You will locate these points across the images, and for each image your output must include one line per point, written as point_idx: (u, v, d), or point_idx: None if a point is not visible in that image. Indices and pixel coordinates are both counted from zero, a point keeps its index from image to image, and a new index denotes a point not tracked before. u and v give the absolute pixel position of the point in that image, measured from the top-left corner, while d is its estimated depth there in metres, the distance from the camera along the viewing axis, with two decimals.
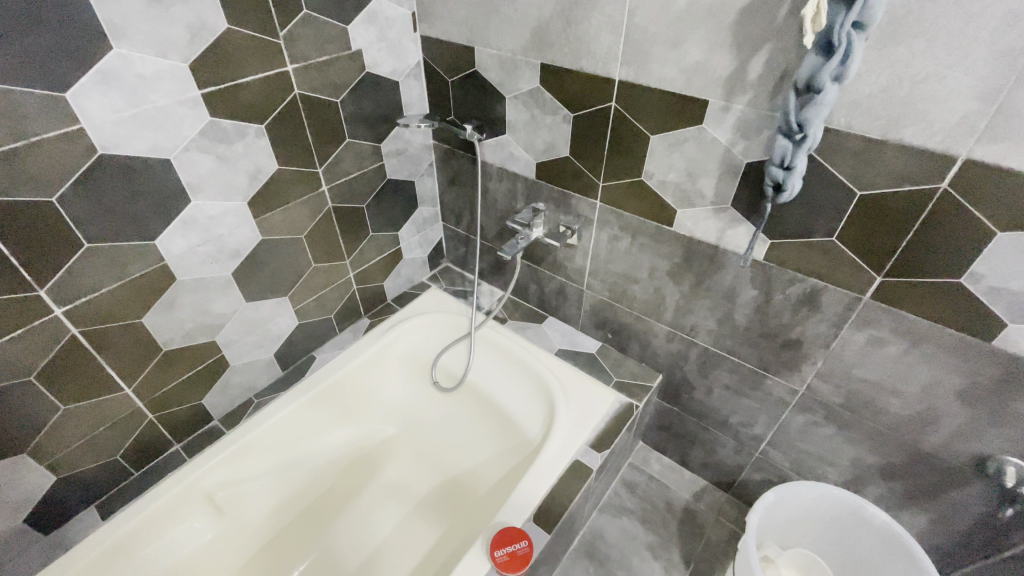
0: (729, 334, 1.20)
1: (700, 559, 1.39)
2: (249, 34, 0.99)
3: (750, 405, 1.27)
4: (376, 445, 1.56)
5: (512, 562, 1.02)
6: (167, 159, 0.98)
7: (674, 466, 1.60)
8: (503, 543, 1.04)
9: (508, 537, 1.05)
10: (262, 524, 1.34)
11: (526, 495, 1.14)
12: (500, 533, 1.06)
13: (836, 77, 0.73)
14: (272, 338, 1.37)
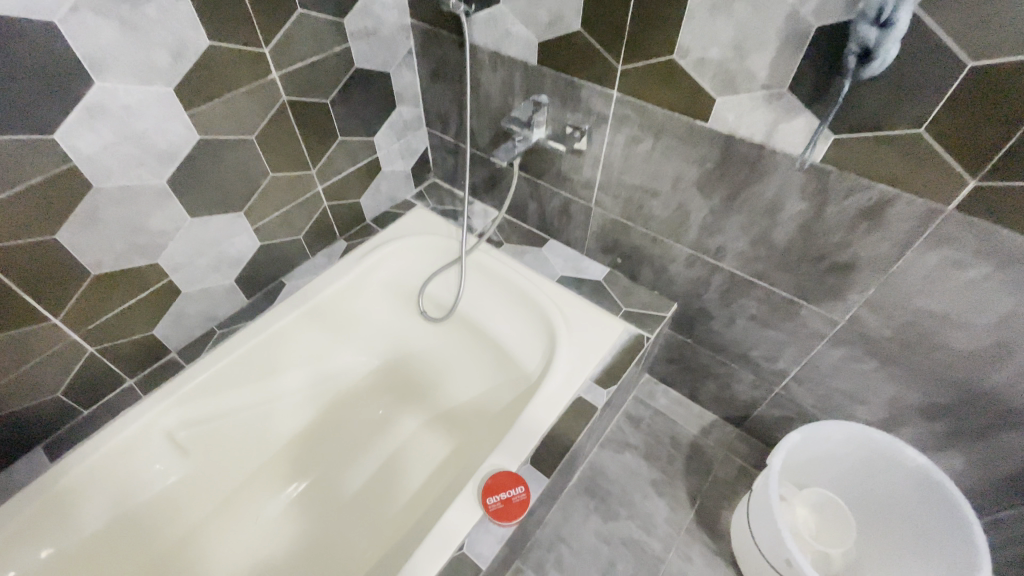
0: (763, 256, 1.02)
1: (708, 496, 1.29)
2: None
3: (778, 338, 1.12)
4: (360, 378, 1.43)
5: (507, 509, 0.91)
6: (54, 23, 0.74)
7: (681, 399, 1.46)
8: (496, 488, 0.93)
9: (502, 482, 0.94)
10: (236, 463, 1.22)
11: (524, 436, 1.01)
12: (493, 476, 0.94)
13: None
14: (229, 261, 1.18)
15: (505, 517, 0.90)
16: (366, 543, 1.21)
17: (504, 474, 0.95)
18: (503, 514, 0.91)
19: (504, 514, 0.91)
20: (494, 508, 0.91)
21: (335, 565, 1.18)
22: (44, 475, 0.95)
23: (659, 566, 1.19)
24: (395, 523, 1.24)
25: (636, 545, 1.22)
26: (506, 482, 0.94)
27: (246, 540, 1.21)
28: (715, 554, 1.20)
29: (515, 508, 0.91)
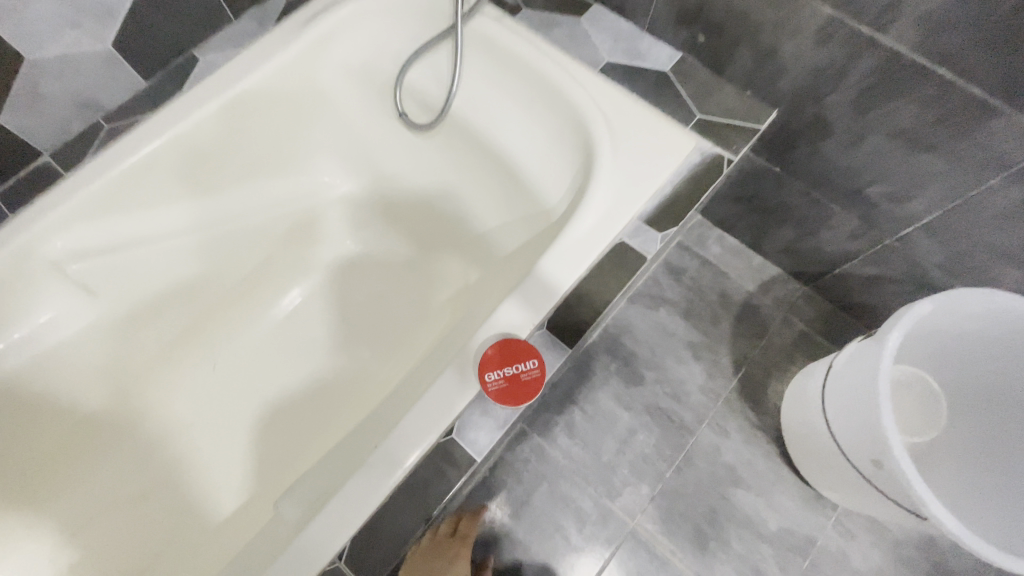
0: (969, 17, 0.60)
1: (758, 364, 1.03)
2: None
3: (929, 166, 0.75)
4: (327, 206, 1.09)
5: (513, 391, 0.67)
6: None
7: (739, 248, 1.12)
8: (503, 361, 0.67)
9: (513, 353, 0.67)
10: (175, 304, 0.98)
11: (548, 289, 0.71)
12: (500, 343, 0.67)
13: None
14: (92, 8, 0.75)
15: (513, 399, 0.67)
16: (345, 401, 1.01)
17: (517, 343, 0.68)
18: (507, 397, 0.67)
19: (508, 396, 0.67)
20: (496, 386, 0.66)
21: (310, 423, 1.00)
22: None
23: (687, 440, 0.98)
24: (379, 380, 1.02)
25: (663, 415, 0.99)
26: (519, 356, 0.68)
27: (195, 393, 1.00)
28: (757, 430, 0.98)
29: (524, 391, 0.67)
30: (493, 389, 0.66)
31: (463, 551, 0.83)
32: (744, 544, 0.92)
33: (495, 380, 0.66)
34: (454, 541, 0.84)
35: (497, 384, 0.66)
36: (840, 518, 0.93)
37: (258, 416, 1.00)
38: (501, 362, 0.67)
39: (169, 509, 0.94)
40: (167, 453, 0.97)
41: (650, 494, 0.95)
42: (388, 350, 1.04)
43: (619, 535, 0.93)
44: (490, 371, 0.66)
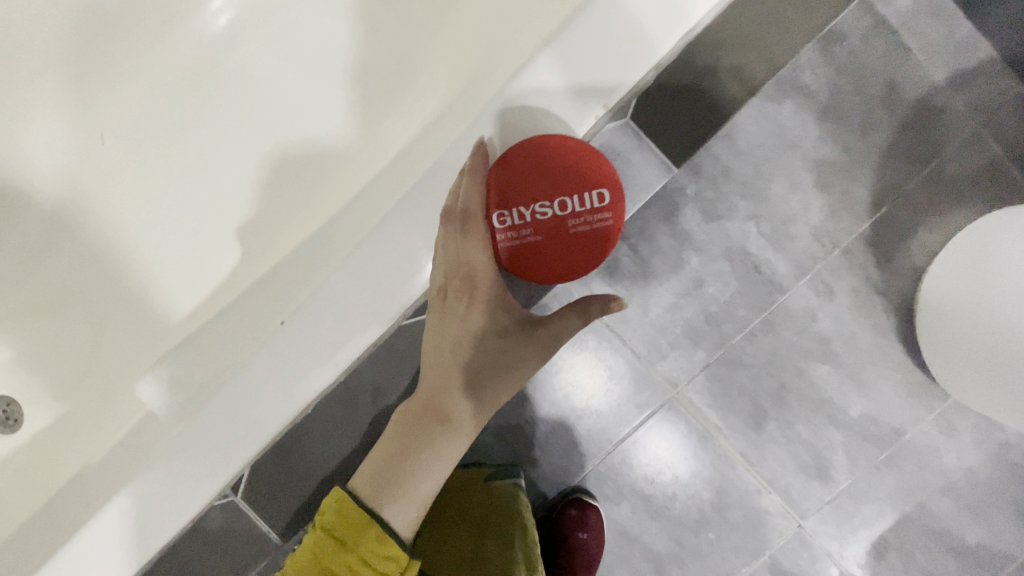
0: None
1: (909, 203, 0.69)
2: None
3: None
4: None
5: (526, 252, 0.47)
6: None
7: (943, 6, 0.68)
8: (525, 190, 0.45)
9: (543, 181, 0.44)
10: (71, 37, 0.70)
11: (650, 37, 0.40)
12: (524, 148, 0.43)
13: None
14: None
15: (540, 265, 0.47)
16: (310, 199, 0.72)
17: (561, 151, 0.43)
18: (516, 258, 0.47)
19: (525, 251, 0.47)
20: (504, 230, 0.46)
21: (267, 220, 0.73)
22: None
23: (774, 300, 0.69)
24: (359, 173, 0.71)
25: (748, 263, 0.69)
26: (553, 187, 0.45)
27: (109, 175, 0.74)
28: (877, 296, 0.69)
29: (544, 254, 0.47)
30: (505, 236, 0.46)
31: (481, 296, 0.48)
32: (812, 429, 0.72)
33: (503, 223, 0.46)
34: (459, 286, 0.47)
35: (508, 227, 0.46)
36: (946, 411, 0.72)
37: (187, 218, 0.73)
38: (521, 189, 0.45)
39: (95, 308, 0.73)
40: (70, 254, 0.73)
41: (703, 361, 0.71)
42: (371, 132, 0.72)
43: (654, 403, 0.73)
44: (500, 204, 0.45)
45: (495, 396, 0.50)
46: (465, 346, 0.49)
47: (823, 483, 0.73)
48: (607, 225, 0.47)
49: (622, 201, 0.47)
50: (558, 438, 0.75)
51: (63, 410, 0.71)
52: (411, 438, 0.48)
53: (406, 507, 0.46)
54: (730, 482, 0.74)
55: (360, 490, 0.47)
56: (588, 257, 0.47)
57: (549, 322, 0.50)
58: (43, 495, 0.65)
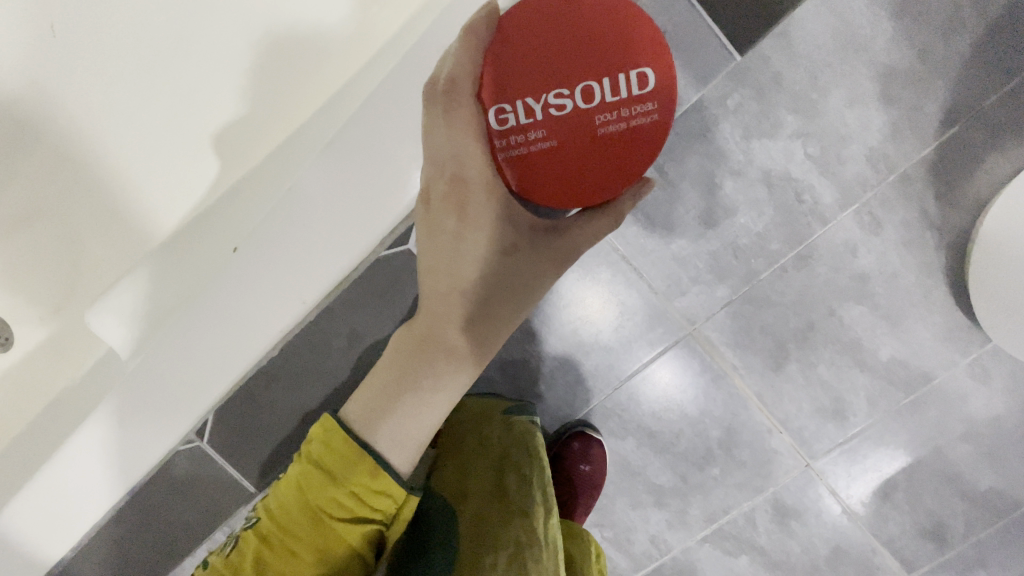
0: None
1: (987, 124, 0.59)
2: None
3: None
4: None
5: (540, 159, 0.38)
6: None
7: None
8: (536, 73, 0.37)
9: (554, 60, 0.36)
10: None
11: None
12: (527, 16, 0.36)
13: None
14: None
15: (556, 182, 0.38)
16: (294, 97, 0.63)
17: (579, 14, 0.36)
18: (526, 170, 0.38)
19: (538, 159, 0.38)
20: (510, 129, 0.37)
21: (249, 121, 0.64)
22: None
23: (812, 232, 0.62)
24: (344, 67, 0.61)
25: (788, 191, 0.61)
26: (574, 68, 0.36)
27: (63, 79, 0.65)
28: (929, 231, 0.62)
29: (564, 161, 0.38)
30: (509, 143, 0.38)
31: (477, 209, 0.40)
32: (834, 371, 0.68)
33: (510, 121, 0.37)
34: (447, 193, 0.40)
35: (514, 125, 0.37)
36: (982, 357, 0.67)
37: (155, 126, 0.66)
38: (528, 74, 0.37)
39: (74, 218, 0.67)
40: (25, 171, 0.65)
41: (726, 297, 0.66)
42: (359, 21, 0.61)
43: (668, 340, 0.68)
44: (503, 94, 0.37)
45: (504, 321, 0.45)
46: (462, 268, 0.43)
47: (839, 425, 0.71)
48: (644, 122, 0.37)
49: (666, 88, 0.37)
50: (565, 372, 0.71)
51: (44, 335, 0.66)
52: (408, 365, 0.44)
53: (402, 439, 0.43)
54: (741, 422, 0.72)
55: (353, 421, 0.43)
56: (622, 163, 0.38)
57: (564, 232, 0.42)
58: (32, 417, 0.61)
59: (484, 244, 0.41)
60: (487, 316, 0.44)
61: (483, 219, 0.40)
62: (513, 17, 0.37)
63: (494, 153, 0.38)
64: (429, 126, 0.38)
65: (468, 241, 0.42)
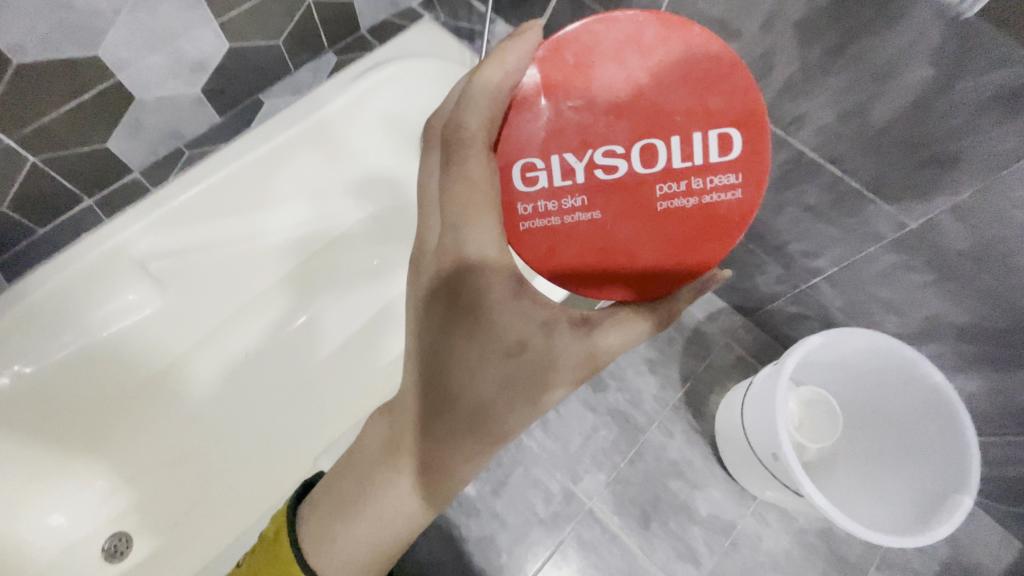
0: (847, 136, 0.83)
1: (701, 379, 1.28)
2: None
3: (829, 233, 0.99)
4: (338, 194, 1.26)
5: (574, 209, 0.61)
6: None
7: None
8: (588, 140, 0.59)
9: (585, 141, 0.59)
10: (208, 312, 1.16)
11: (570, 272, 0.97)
12: (563, 108, 0.59)
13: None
14: (190, 63, 0.96)
15: (584, 232, 0.61)
16: (349, 369, 1.23)
17: (651, 77, 0.58)
18: (561, 219, 0.61)
19: (577, 217, 0.61)
20: (566, 186, 0.61)
21: (304, 405, 1.20)
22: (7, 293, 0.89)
23: (640, 437, 1.21)
24: (375, 353, 1.24)
25: (621, 417, 1.23)
26: (607, 149, 0.59)
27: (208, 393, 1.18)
28: (697, 433, 1.22)
29: (596, 222, 0.61)
30: (546, 199, 0.61)
31: (484, 305, 0.59)
32: (680, 526, 1.14)
33: (559, 178, 0.61)
34: (451, 288, 0.60)
35: (568, 184, 0.60)
36: (757, 508, 1.16)
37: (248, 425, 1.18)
38: (567, 153, 0.60)
39: (207, 467, 1.14)
40: (175, 441, 1.15)
41: (605, 479, 1.17)
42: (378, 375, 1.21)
43: (578, 512, 1.15)
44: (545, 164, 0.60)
45: (500, 427, 0.59)
46: (466, 364, 0.59)
47: (697, 565, 1.11)
48: (651, 196, 0.60)
49: (661, 173, 0.59)
50: (520, 542, 1.12)
51: (150, 547, 1.07)
52: (371, 479, 0.62)
53: (341, 553, 0.61)
54: (637, 570, 1.11)
55: (303, 538, 0.63)
56: (654, 230, 0.61)
57: (580, 332, 0.61)
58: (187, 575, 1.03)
59: (491, 345, 0.59)
60: (470, 428, 0.59)
61: (496, 320, 0.59)
62: (552, 111, 0.59)
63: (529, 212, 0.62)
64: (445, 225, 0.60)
65: (476, 339, 0.59)
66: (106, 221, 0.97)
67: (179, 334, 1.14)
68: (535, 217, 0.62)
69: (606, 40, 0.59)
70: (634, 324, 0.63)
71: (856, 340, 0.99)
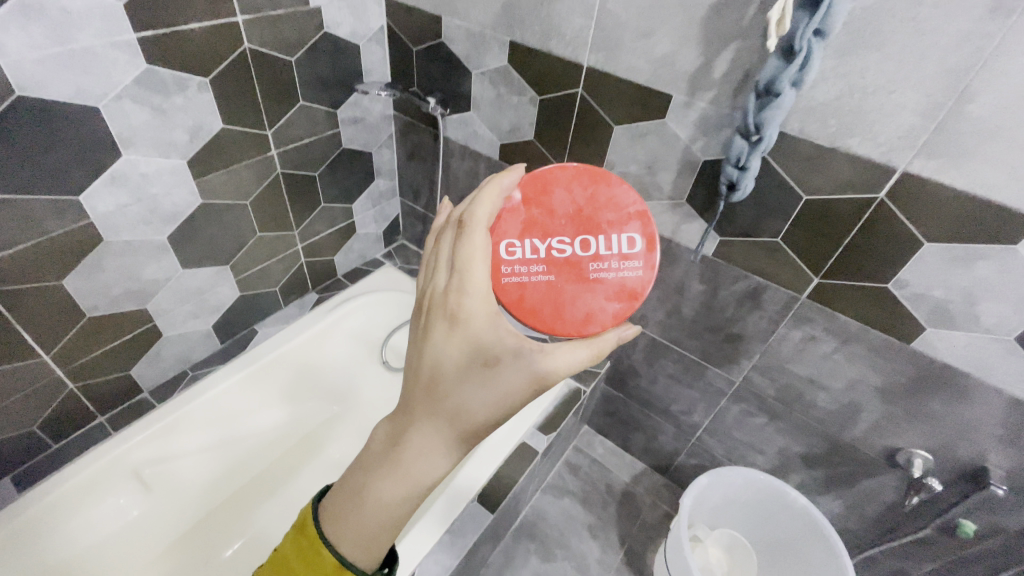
0: (676, 326, 1.25)
1: (636, 538, 1.47)
2: (209, 25, 0.97)
3: (692, 394, 1.35)
4: (261, 412, 1.36)
5: (537, 274, 0.77)
6: (121, 152, 0.96)
7: (616, 450, 1.68)
8: (546, 229, 0.78)
9: (544, 230, 0.78)
10: (185, 514, 1.23)
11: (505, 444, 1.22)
12: (531, 206, 0.78)
13: (818, 29, 0.70)
14: (209, 307, 1.30)
15: (546, 289, 0.77)
16: None
17: (590, 199, 0.79)
18: (527, 281, 0.77)
19: (537, 279, 0.77)
20: (530, 258, 0.77)
21: None
22: (12, 504, 0.99)
23: None
24: None
25: None
26: (561, 237, 0.78)
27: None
28: None
29: (551, 285, 0.77)
30: (519, 264, 0.77)
31: (463, 320, 0.58)
32: None
33: (528, 253, 0.77)
34: (440, 309, 0.60)
35: (532, 257, 0.77)
36: None
37: None
38: (533, 238, 0.77)
39: None
40: None
41: None
42: None
43: None
44: (517, 243, 0.77)
45: (484, 422, 0.57)
46: (449, 368, 0.57)
47: None
48: (592, 270, 0.77)
49: (597, 257, 0.78)
50: None
51: None
52: (376, 470, 0.57)
53: (362, 543, 0.55)
54: None
55: (327, 524, 0.56)
56: (595, 296, 0.77)
57: (547, 351, 0.58)
58: None
59: (473, 357, 0.57)
60: (460, 426, 0.57)
61: (478, 333, 0.58)
62: (524, 207, 0.78)
63: (505, 274, 0.77)
64: (430, 267, 0.64)
65: (457, 348, 0.58)
66: (115, 431, 1.15)
67: (152, 541, 1.17)
68: (509, 276, 0.77)
69: (562, 175, 0.80)
70: (579, 353, 0.61)
71: (733, 476, 1.30)
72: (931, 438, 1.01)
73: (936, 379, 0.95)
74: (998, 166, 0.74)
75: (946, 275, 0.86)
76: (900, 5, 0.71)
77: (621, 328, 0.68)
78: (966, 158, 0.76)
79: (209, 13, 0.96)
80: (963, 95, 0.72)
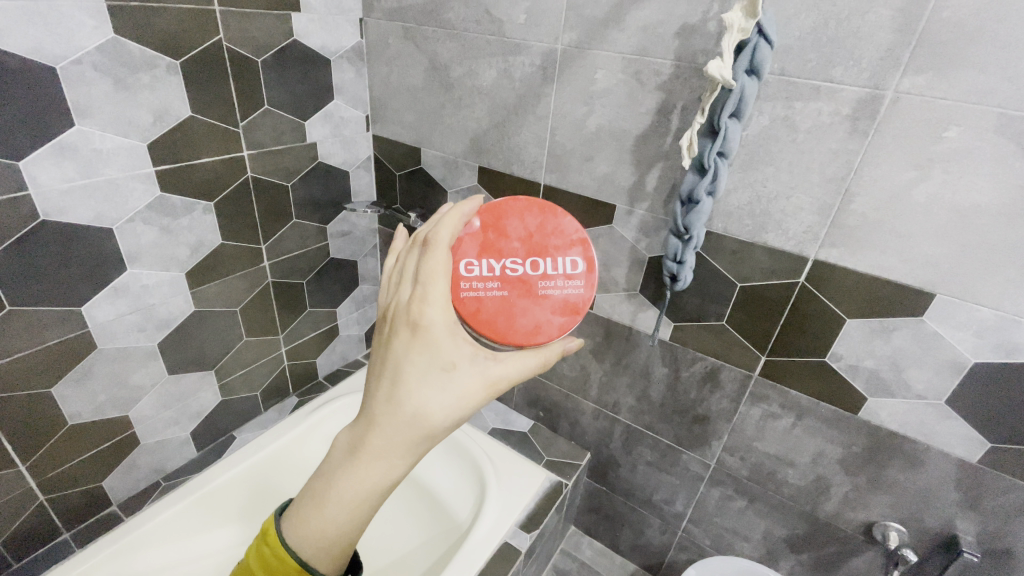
0: (646, 411, 1.31)
1: None
2: (217, 159, 1.13)
3: (671, 482, 1.37)
4: (219, 528, 1.28)
5: (492, 289, 0.81)
6: (126, 267, 1.06)
7: (605, 550, 1.62)
8: (502, 250, 0.83)
9: (500, 251, 0.83)
10: None
11: (485, 547, 1.19)
12: (488, 230, 0.83)
13: (720, 152, 0.87)
14: (190, 413, 1.32)
15: (500, 304, 0.81)
16: None
17: (540, 226, 0.85)
18: (483, 295, 0.81)
19: (492, 294, 0.81)
20: (486, 275, 0.81)
21: None
22: None
23: None
24: None
25: None
26: (514, 258, 0.83)
27: None
28: None
29: (504, 300, 0.81)
30: (477, 280, 0.81)
31: (423, 329, 0.60)
32: None
33: (485, 270, 0.82)
34: (400, 319, 0.62)
35: (488, 274, 0.81)
36: None
37: None
38: (489, 258, 0.82)
39: None
40: None
41: None
42: None
43: None
44: (475, 262, 0.82)
45: (443, 425, 0.59)
46: (407, 375, 0.59)
47: None
48: (541, 287, 0.83)
49: (546, 277, 0.83)
50: None
51: None
52: (334, 472, 0.57)
53: (322, 542, 0.56)
54: None
55: (288, 528, 0.56)
56: (544, 310, 0.82)
57: (500, 360, 0.63)
58: None
59: (432, 363, 0.59)
60: (418, 430, 0.58)
61: (436, 341, 0.60)
62: (481, 230, 0.83)
63: (463, 287, 0.80)
64: (393, 281, 0.67)
65: (416, 356, 0.59)
66: (77, 548, 1.10)
67: None
68: (467, 291, 0.81)
69: (515, 206, 0.86)
70: (527, 360, 0.66)
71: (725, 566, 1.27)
72: (899, 508, 1.04)
73: (887, 446, 1.01)
74: (886, 252, 0.88)
75: (870, 347, 0.96)
76: (781, 132, 0.90)
77: (565, 342, 0.74)
78: (860, 246, 0.90)
79: (219, 148, 1.13)
80: (845, 197, 0.89)
